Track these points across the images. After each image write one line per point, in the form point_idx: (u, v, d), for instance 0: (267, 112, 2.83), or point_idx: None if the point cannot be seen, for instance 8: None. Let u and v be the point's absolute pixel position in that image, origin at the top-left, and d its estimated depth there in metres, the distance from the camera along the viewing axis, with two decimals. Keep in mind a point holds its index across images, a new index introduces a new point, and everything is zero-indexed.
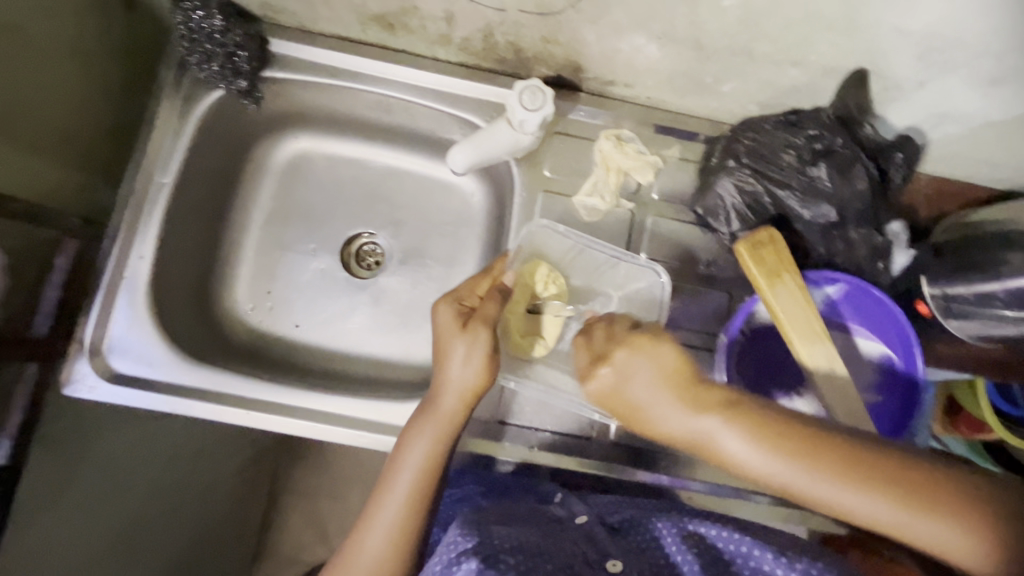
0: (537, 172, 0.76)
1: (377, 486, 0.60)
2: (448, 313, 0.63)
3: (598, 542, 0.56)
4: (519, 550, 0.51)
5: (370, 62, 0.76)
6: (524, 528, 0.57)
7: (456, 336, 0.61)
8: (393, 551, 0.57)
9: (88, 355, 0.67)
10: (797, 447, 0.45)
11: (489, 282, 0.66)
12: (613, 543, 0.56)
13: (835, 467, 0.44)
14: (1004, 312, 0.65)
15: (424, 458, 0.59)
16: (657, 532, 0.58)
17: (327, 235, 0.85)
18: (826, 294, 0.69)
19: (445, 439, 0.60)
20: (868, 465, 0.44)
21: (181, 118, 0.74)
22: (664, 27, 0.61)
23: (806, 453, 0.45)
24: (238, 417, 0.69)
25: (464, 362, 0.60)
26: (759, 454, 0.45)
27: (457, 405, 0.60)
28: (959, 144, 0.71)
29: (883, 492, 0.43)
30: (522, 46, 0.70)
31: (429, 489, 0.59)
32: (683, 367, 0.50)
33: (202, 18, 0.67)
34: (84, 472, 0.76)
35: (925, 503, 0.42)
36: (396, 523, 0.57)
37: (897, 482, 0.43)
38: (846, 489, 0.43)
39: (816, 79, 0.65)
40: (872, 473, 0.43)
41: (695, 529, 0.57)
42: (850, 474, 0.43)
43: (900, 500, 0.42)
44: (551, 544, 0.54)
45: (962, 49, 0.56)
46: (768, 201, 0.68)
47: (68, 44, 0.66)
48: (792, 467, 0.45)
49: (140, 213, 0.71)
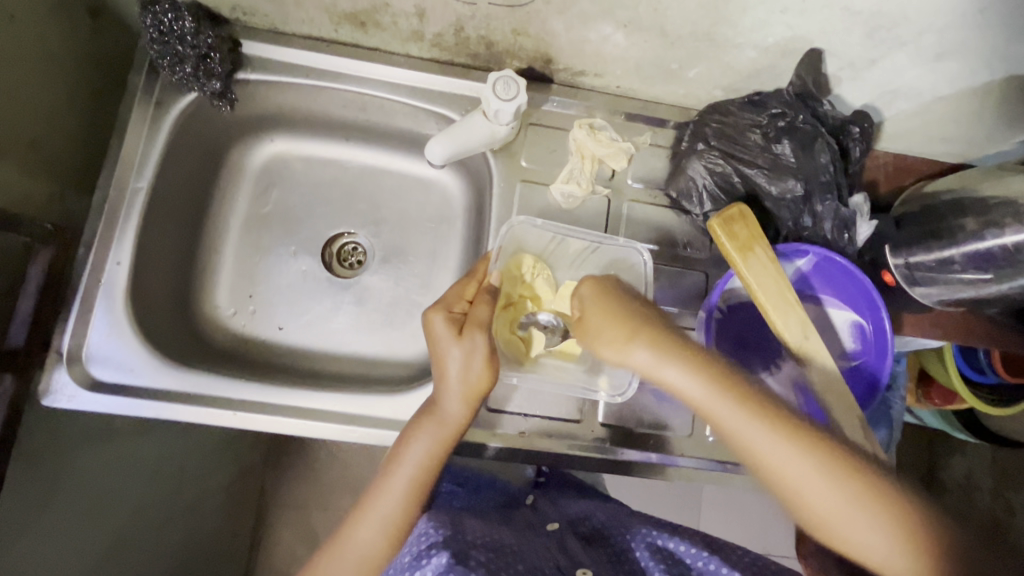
0: (514, 163, 0.77)
1: (377, 477, 0.62)
2: (442, 322, 0.62)
3: (568, 551, 0.64)
4: (489, 548, 0.58)
5: (343, 61, 0.77)
6: (499, 531, 0.65)
7: (452, 343, 0.61)
8: (389, 543, 0.60)
9: (67, 363, 0.67)
10: (747, 398, 0.51)
11: (477, 286, 0.66)
12: (582, 553, 0.63)
13: (772, 417, 0.50)
14: (963, 274, 0.69)
15: (425, 458, 0.61)
16: (629, 547, 0.66)
17: (308, 237, 0.85)
18: (797, 267, 0.72)
19: (445, 442, 0.61)
20: (798, 424, 0.50)
21: (153, 121, 0.73)
22: (630, 15, 0.64)
23: (756, 409, 0.50)
24: (226, 419, 0.68)
25: (464, 368, 0.60)
26: (708, 388, 0.51)
27: (460, 408, 0.61)
28: (913, 119, 0.74)
29: (806, 448, 0.49)
30: (493, 40, 0.72)
31: (427, 484, 0.61)
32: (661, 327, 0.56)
33: (172, 20, 0.67)
34: (73, 487, 0.72)
35: (842, 476, 0.48)
36: (391, 517, 0.60)
37: (831, 458, 0.49)
38: (780, 443, 0.49)
39: (776, 61, 0.68)
40: (802, 431, 0.50)
41: (664, 545, 0.64)
42: (783, 427, 0.50)
43: (818, 460, 0.49)
44: (521, 549, 0.61)
45: (907, 26, 0.60)
46: (737, 180, 0.71)
47: (33, 49, 0.66)
48: (733, 414, 0.50)
49: (115, 219, 0.71)
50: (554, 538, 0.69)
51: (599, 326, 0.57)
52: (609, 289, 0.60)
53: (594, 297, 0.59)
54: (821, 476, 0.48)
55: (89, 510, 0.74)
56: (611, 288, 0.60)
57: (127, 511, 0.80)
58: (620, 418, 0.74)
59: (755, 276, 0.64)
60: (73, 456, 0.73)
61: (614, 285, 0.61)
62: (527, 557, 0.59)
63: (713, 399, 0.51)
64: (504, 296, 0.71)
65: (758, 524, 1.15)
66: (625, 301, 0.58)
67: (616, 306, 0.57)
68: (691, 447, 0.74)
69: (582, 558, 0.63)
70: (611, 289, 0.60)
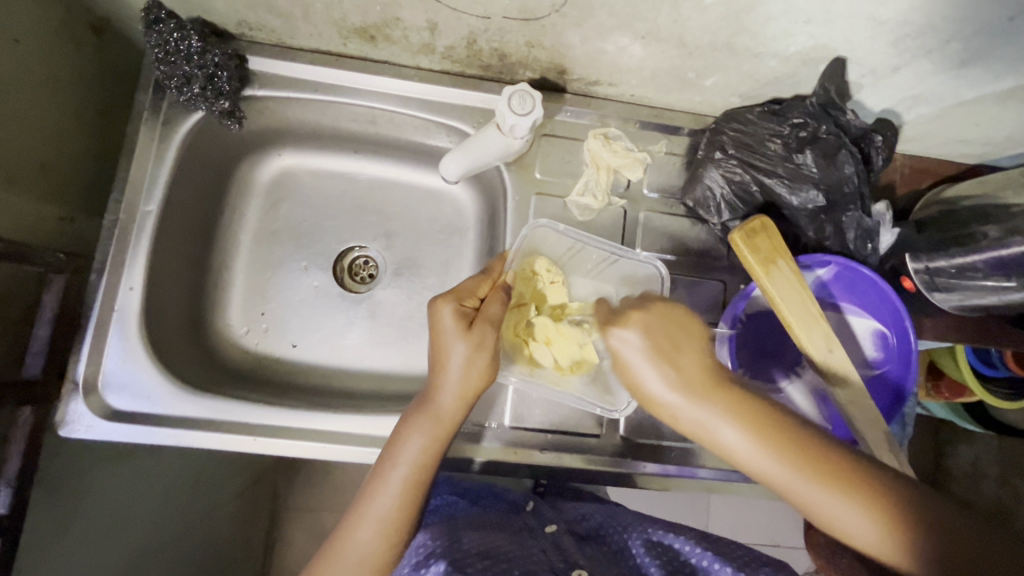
0: (528, 174, 0.76)
1: (370, 478, 0.59)
2: (450, 314, 0.60)
3: (563, 551, 0.63)
4: (486, 554, 0.59)
5: (353, 75, 0.75)
6: (497, 534, 0.66)
7: (459, 338, 0.59)
8: (387, 541, 0.57)
9: (84, 394, 0.66)
10: (774, 433, 0.51)
11: (491, 283, 0.65)
12: (577, 553, 0.63)
13: (815, 464, 0.50)
14: (986, 281, 0.68)
15: (421, 455, 0.59)
16: (625, 545, 0.66)
17: (319, 251, 0.84)
18: (818, 276, 0.71)
19: (441, 438, 0.60)
20: (836, 468, 0.49)
21: (161, 141, 0.72)
22: (648, 27, 0.62)
23: (780, 445, 0.51)
24: (245, 444, 0.68)
25: (465, 364, 0.59)
26: (747, 439, 0.51)
27: (457, 403, 0.60)
28: (933, 122, 0.73)
29: (854, 496, 0.48)
30: (506, 52, 0.70)
31: (424, 481, 0.59)
32: (695, 356, 0.56)
33: (179, 40, 0.66)
34: (92, 511, 0.72)
35: (876, 507, 0.47)
36: (389, 518, 0.57)
37: (860, 489, 0.48)
38: (806, 476, 0.49)
39: (796, 69, 0.67)
40: (852, 479, 0.49)
41: (661, 541, 0.65)
42: (811, 466, 0.50)
43: (871, 510, 0.47)
44: (517, 554, 0.61)
45: (933, 34, 0.59)
46: (756, 189, 0.70)
47: (36, 71, 0.64)
48: (755, 450, 0.51)
49: (126, 243, 0.70)
50: (551, 540, 0.67)
51: (637, 370, 0.56)
52: (652, 321, 0.58)
53: (639, 332, 0.57)
54: (868, 529, 0.47)
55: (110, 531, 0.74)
56: (656, 320, 0.58)
57: (147, 529, 0.80)
58: (638, 432, 0.73)
59: (778, 290, 0.62)
60: (90, 478, 0.73)
61: (662, 315, 0.58)
62: (524, 561, 0.59)
63: (749, 446, 0.51)
64: (515, 296, 0.71)
65: (768, 520, 1.16)
66: (663, 340, 0.56)
67: (658, 347, 0.56)
68: (710, 458, 0.74)
69: (578, 557, 0.62)
70: (656, 319, 0.58)
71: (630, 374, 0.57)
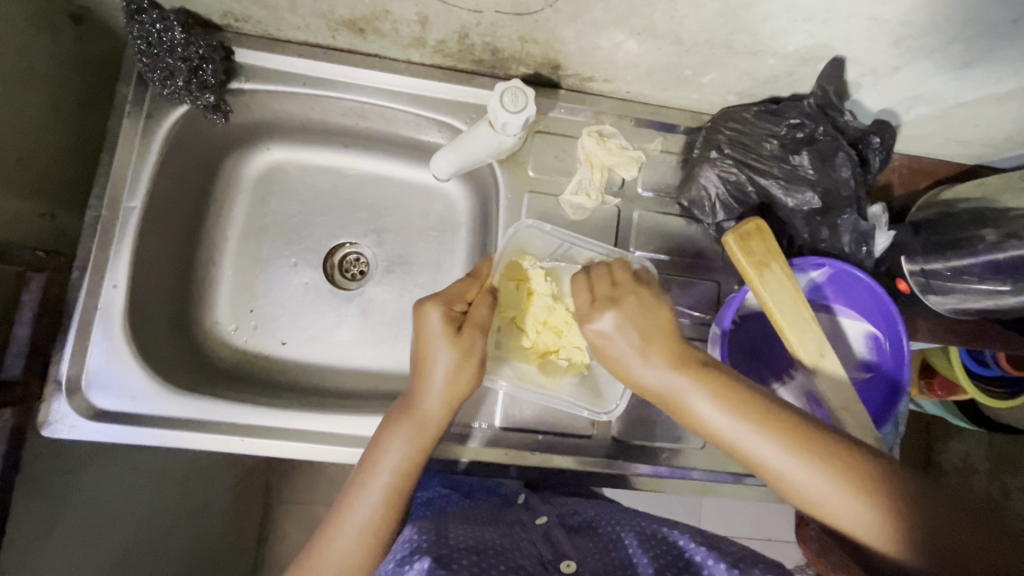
0: (521, 172, 0.75)
1: (348, 486, 0.58)
2: (438, 318, 0.59)
3: (553, 543, 0.58)
4: (474, 550, 0.54)
5: (342, 69, 0.74)
6: (483, 528, 0.60)
7: (446, 343, 0.58)
8: (367, 552, 0.56)
9: (67, 394, 0.65)
10: (752, 407, 0.52)
11: (478, 286, 0.64)
12: (568, 544, 0.58)
13: (797, 439, 0.50)
14: (979, 285, 0.68)
15: (404, 462, 0.58)
16: (618, 536, 0.59)
17: (309, 248, 0.83)
18: (812, 278, 0.70)
19: (424, 444, 0.59)
20: (810, 436, 0.50)
21: (144, 134, 0.70)
22: (644, 22, 0.61)
23: (756, 416, 0.51)
24: (233, 445, 0.67)
25: (452, 371, 0.59)
26: (716, 407, 0.52)
27: (442, 409, 0.59)
28: (931, 123, 0.72)
29: (837, 474, 0.48)
30: (499, 46, 0.69)
31: (406, 490, 0.58)
32: (671, 335, 0.57)
33: (161, 31, 0.64)
34: (74, 512, 0.71)
35: (842, 473, 0.48)
36: (368, 526, 0.56)
37: (833, 457, 0.49)
38: (778, 446, 0.50)
39: (794, 68, 0.66)
40: (819, 445, 0.49)
41: (656, 536, 0.59)
42: (779, 433, 0.50)
43: (838, 479, 0.48)
44: (506, 548, 0.55)
45: (935, 35, 0.57)
46: (752, 190, 0.69)
47: (14, 63, 0.62)
48: (730, 421, 0.52)
49: (110, 239, 0.68)
50: (540, 532, 0.61)
51: (616, 356, 0.57)
52: (625, 312, 0.57)
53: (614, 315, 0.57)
54: (846, 507, 0.47)
55: (96, 529, 0.73)
56: (631, 303, 0.58)
57: (135, 527, 0.79)
58: (629, 433, 0.73)
59: (770, 295, 0.62)
60: (76, 476, 0.72)
61: (638, 303, 0.58)
62: (513, 556, 0.54)
63: (726, 420, 0.52)
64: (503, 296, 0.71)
65: (757, 516, 1.17)
66: (643, 318, 0.57)
67: (630, 337, 0.56)
68: (702, 459, 0.73)
69: (568, 549, 0.57)
70: (628, 308, 0.58)
71: (610, 357, 0.58)
